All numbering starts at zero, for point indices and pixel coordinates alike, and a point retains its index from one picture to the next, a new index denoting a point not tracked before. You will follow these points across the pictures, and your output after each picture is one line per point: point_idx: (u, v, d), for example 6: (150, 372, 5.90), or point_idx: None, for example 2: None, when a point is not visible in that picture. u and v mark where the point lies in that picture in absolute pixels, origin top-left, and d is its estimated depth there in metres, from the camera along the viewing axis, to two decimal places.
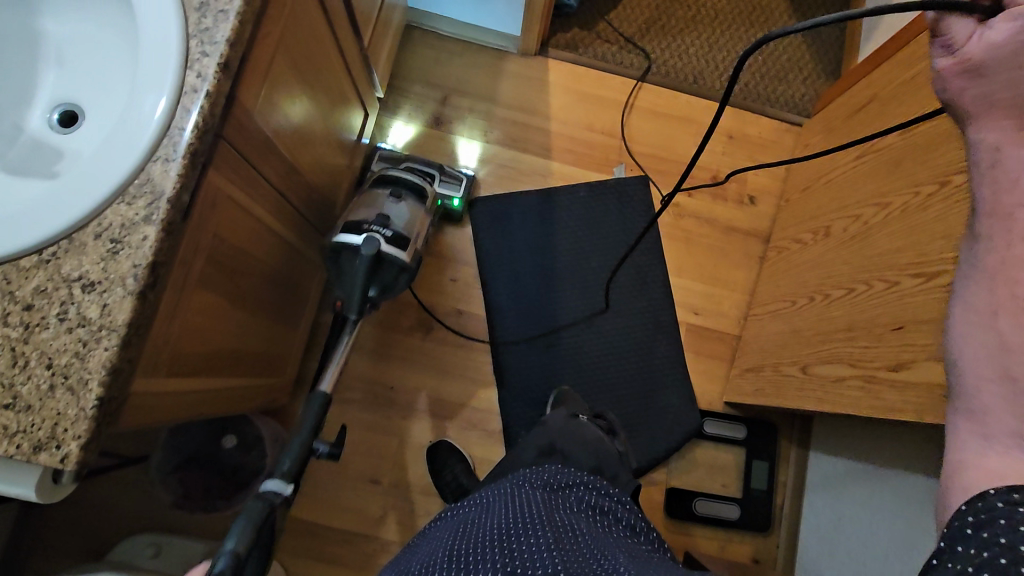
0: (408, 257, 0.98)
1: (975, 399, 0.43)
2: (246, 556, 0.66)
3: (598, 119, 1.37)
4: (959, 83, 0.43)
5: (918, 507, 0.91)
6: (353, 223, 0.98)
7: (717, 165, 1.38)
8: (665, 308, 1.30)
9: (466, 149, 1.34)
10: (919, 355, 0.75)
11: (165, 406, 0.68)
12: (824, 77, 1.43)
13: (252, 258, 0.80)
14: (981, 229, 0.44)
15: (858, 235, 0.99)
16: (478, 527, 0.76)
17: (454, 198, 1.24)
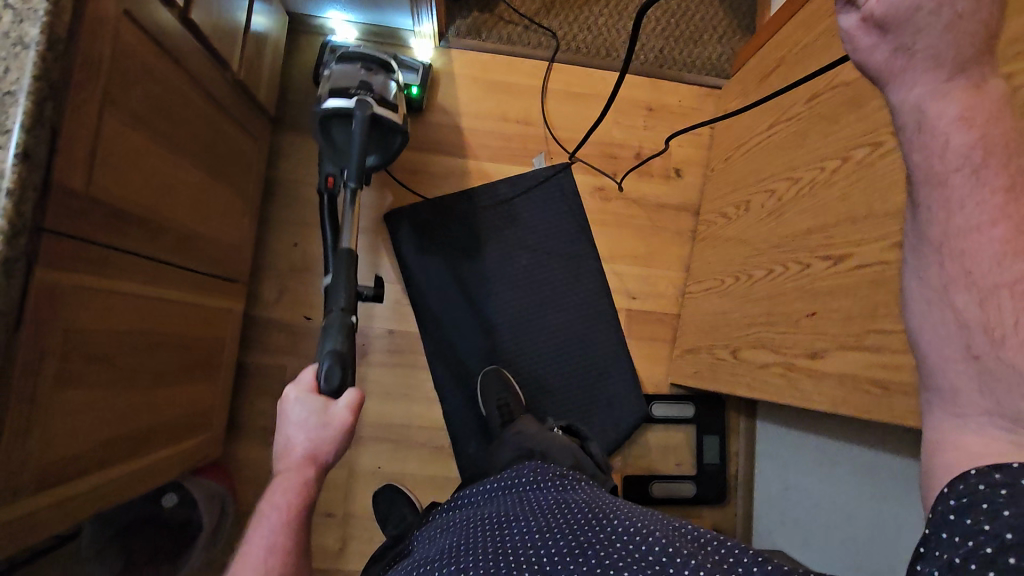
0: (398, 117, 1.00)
1: (944, 379, 0.44)
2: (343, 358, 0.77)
3: (512, 108, 1.31)
4: (870, 46, 0.44)
5: (859, 475, 0.93)
6: (337, 90, 0.97)
7: (639, 141, 1.34)
8: (602, 297, 1.27)
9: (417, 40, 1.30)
10: (832, 344, 0.74)
11: (54, 517, 0.64)
12: (740, 32, 1.37)
13: (136, 330, 0.75)
14: (918, 196, 0.46)
15: (774, 212, 0.97)
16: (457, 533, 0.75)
17: (412, 86, 1.21)
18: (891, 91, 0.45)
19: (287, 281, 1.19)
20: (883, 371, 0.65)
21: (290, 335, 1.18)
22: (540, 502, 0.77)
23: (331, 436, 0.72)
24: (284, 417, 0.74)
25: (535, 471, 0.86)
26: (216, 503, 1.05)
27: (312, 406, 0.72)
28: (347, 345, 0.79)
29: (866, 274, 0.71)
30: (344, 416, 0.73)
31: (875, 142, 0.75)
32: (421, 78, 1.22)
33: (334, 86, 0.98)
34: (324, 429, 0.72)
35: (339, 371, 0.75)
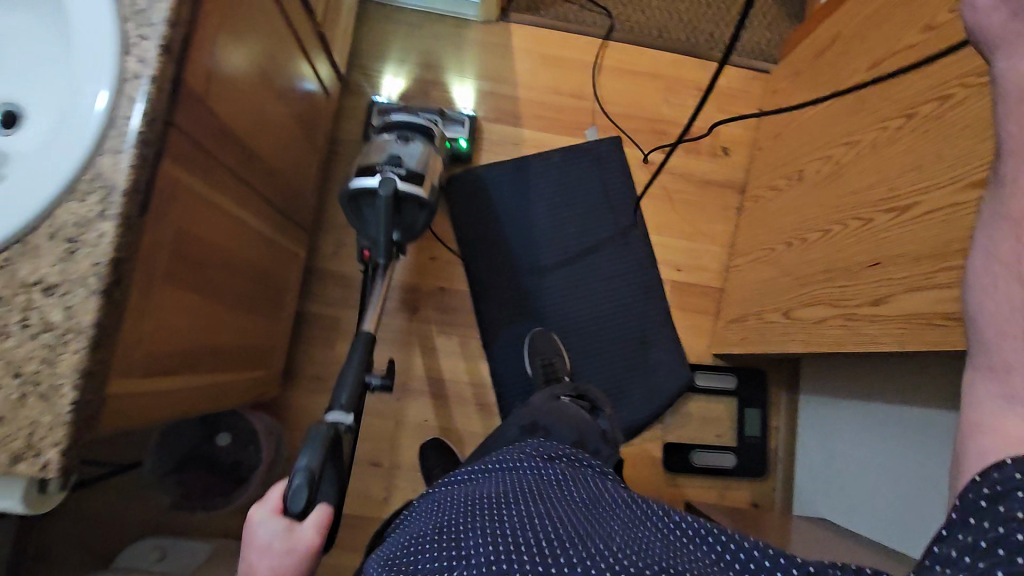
0: (425, 191, 0.98)
1: (997, 353, 0.48)
2: (319, 473, 0.65)
3: (566, 82, 1.35)
4: (988, 9, 0.53)
5: (911, 436, 0.93)
6: (365, 167, 0.98)
7: (688, 119, 1.37)
8: (648, 267, 1.29)
9: (460, 93, 1.32)
10: (898, 287, 0.76)
11: (150, 407, 0.67)
12: (787, 20, 1.41)
13: (223, 250, 0.78)
14: (1004, 167, 0.53)
15: (830, 175, 0.99)
16: (441, 511, 0.63)
17: (461, 139, 1.24)
18: (1000, 61, 0.54)
19: (345, 236, 1.23)
20: (956, 303, 0.67)
21: (344, 288, 1.21)
22: (541, 487, 0.65)
23: (294, 563, 0.60)
24: (245, 543, 0.63)
25: (537, 450, 0.75)
26: (273, 441, 1.07)
27: (277, 527, 0.61)
28: (321, 464, 0.65)
29: (936, 216, 0.73)
30: (312, 538, 0.62)
31: (942, 94, 0.77)
32: (467, 131, 1.25)
33: (364, 161, 0.99)
34: (286, 556, 0.60)
35: (308, 488, 0.63)
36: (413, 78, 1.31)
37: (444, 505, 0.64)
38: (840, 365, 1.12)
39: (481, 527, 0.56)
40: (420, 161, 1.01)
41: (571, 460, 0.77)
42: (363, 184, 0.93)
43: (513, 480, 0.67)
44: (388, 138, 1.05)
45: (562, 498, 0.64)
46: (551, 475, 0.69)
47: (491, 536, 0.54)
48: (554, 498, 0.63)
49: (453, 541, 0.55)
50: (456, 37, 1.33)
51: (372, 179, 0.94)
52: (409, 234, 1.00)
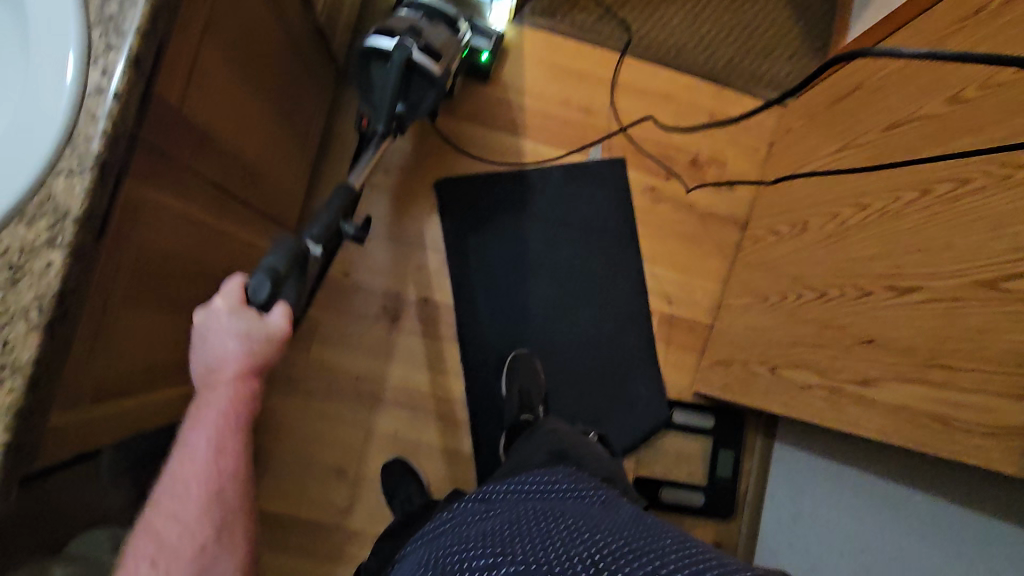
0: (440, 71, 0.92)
1: None
2: (285, 276, 0.66)
3: (574, 95, 1.30)
4: None
5: (883, 507, 0.92)
6: (386, 28, 0.93)
7: (696, 147, 1.33)
8: (639, 296, 1.26)
9: None
10: (887, 372, 0.74)
11: (98, 428, 0.63)
12: (810, 54, 1.35)
13: (192, 261, 0.74)
14: None
15: (834, 235, 0.96)
16: (483, 526, 0.65)
17: (483, 53, 1.18)
18: None
19: None
20: (947, 406, 0.65)
21: (326, 289, 1.18)
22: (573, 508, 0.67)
23: (269, 349, 0.66)
24: (206, 332, 0.65)
25: (576, 484, 0.76)
26: None
27: (246, 318, 0.65)
28: (288, 265, 0.66)
29: (935, 309, 0.70)
30: (282, 328, 0.67)
31: (957, 178, 0.74)
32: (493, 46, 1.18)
33: (384, 25, 0.94)
34: (262, 343, 0.66)
35: (272, 283, 0.64)
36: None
37: (485, 521, 0.66)
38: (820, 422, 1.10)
39: (525, 545, 0.57)
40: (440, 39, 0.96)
41: (612, 495, 0.77)
42: (379, 43, 0.90)
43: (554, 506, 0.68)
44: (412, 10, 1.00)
45: (605, 522, 0.64)
46: (592, 505, 0.70)
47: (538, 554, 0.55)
48: (596, 522, 0.63)
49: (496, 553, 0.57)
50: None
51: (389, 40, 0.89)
52: (412, 111, 0.98)
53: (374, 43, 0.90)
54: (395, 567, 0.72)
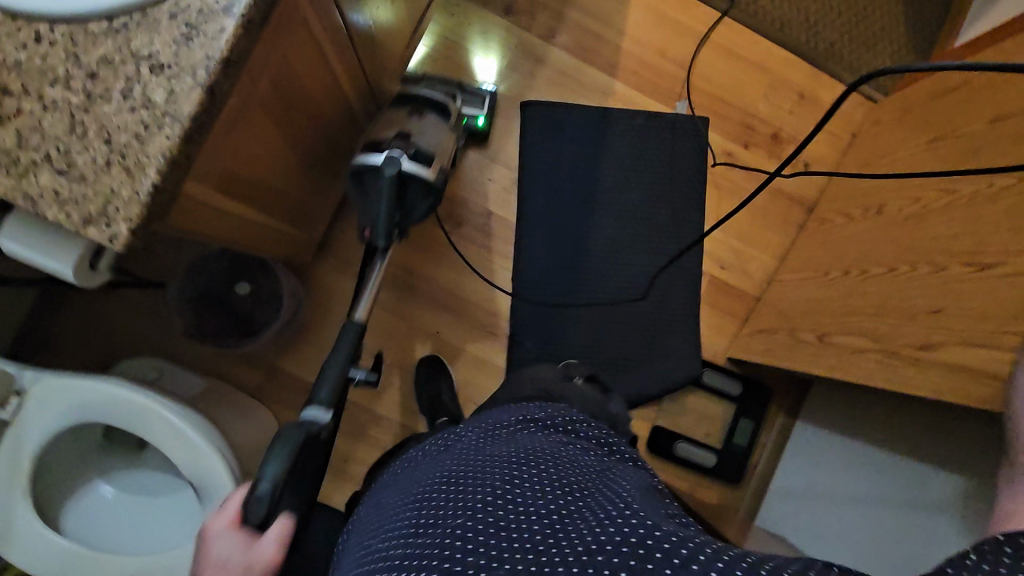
0: (432, 174, 0.85)
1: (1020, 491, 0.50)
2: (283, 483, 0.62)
3: (672, 46, 1.30)
4: None
5: (901, 484, 0.93)
6: (372, 143, 0.87)
7: (780, 123, 1.33)
8: (694, 254, 1.28)
9: (484, 65, 1.25)
10: (951, 339, 0.76)
11: (205, 221, 0.66)
12: (915, 55, 1.32)
13: (307, 95, 0.75)
14: None
15: (913, 217, 0.97)
16: (448, 468, 0.56)
17: (479, 116, 1.18)
18: None
19: None
20: (1010, 368, 0.67)
21: None
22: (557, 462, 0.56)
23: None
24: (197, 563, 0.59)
25: (552, 423, 0.67)
26: (293, 303, 1.09)
27: (235, 543, 0.59)
28: (288, 469, 0.63)
29: (1016, 282, 0.71)
30: (271, 554, 0.58)
31: None
32: (486, 108, 1.19)
33: (371, 137, 0.88)
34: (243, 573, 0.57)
35: (270, 497, 0.60)
36: (437, 40, 1.24)
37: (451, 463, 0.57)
38: (850, 399, 1.11)
39: (501, 493, 0.50)
40: (429, 136, 0.90)
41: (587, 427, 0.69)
42: (369, 159, 0.83)
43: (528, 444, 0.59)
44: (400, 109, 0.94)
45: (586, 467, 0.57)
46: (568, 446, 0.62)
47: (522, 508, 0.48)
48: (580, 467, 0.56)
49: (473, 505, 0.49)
50: (489, 21, 1.26)
51: (377, 156, 0.83)
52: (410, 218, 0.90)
53: (363, 163, 0.83)
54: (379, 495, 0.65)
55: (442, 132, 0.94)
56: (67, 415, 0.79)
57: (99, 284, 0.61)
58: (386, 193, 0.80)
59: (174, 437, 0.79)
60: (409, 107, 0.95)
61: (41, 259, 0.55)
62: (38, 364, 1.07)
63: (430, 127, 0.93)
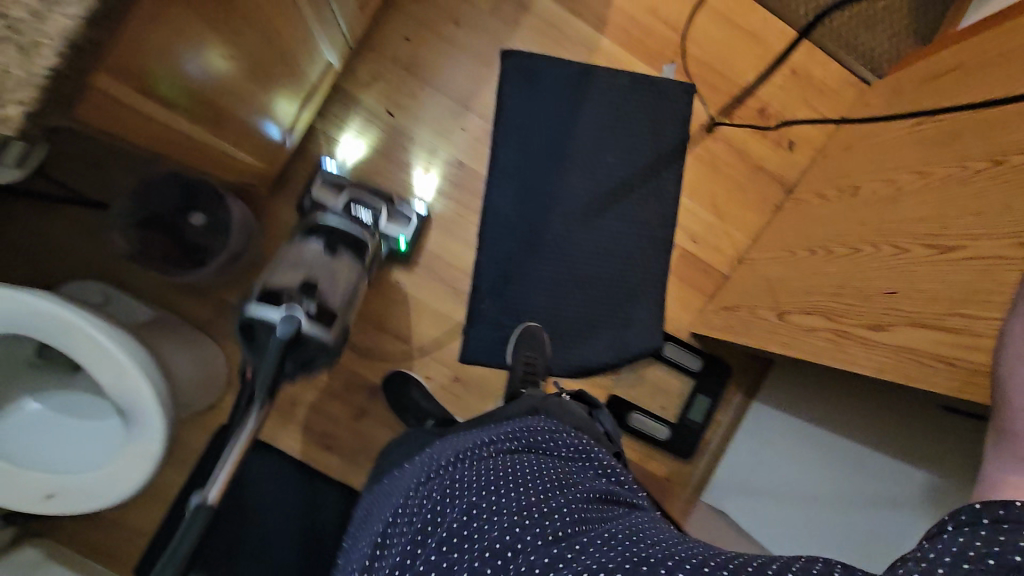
0: (331, 336, 0.86)
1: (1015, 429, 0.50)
2: None
3: (664, 6, 1.25)
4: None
5: (842, 467, 0.92)
6: (272, 292, 0.88)
7: (768, 97, 1.29)
8: (666, 225, 1.25)
9: (421, 176, 1.19)
10: (902, 319, 0.74)
11: (142, 117, 0.66)
12: (914, 39, 1.28)
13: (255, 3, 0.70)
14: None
15: (885, 199, 0.94)
16: (442, 507, 0.62)
17: (400, 237, 1.12)
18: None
19: (384, 68, 1.17)
20: (954, 349, 0.65)
21: (366, 122, 1.17)
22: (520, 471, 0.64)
23: None
24: None
25: (529, 432, 0.71)
26: (243, 236, 1.05)
27: None
28: None
29: (974, 264, 0.69)
30: None
31: None
32: (411, 232, 1.13)
33: (273, 285, 0.89)
34: None
35: None
36: (376, 145, 1.17)
37: (459, 483, 0.64)
38: (813, 381, 1.07)
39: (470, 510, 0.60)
40: (337, 289, 0.94)
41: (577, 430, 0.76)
42: (265, 313, 0.83)
43: (530, 466, 0.65)
44: (313, 245, 0.98)
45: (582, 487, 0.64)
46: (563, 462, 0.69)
47: (532, 539, 0.56)
48: (576, 489, 0.64)
49: (491, 540, 0.57)
50: (435, 127, 1.18)
51: (275, 312, 0.83)
52: (303, 371, 0.86)
53: (258, 318, 0.82)
54: (383, 495, 0.76)
55: (350, 278, 0.98)
56: None
57: (9, 180, 0.58)
58: (275, 347, 0.75)
59: (100, 354, 0.76)
60: (323, 239, 1.00)
61: None
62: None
63: (337, 275, 0.96)
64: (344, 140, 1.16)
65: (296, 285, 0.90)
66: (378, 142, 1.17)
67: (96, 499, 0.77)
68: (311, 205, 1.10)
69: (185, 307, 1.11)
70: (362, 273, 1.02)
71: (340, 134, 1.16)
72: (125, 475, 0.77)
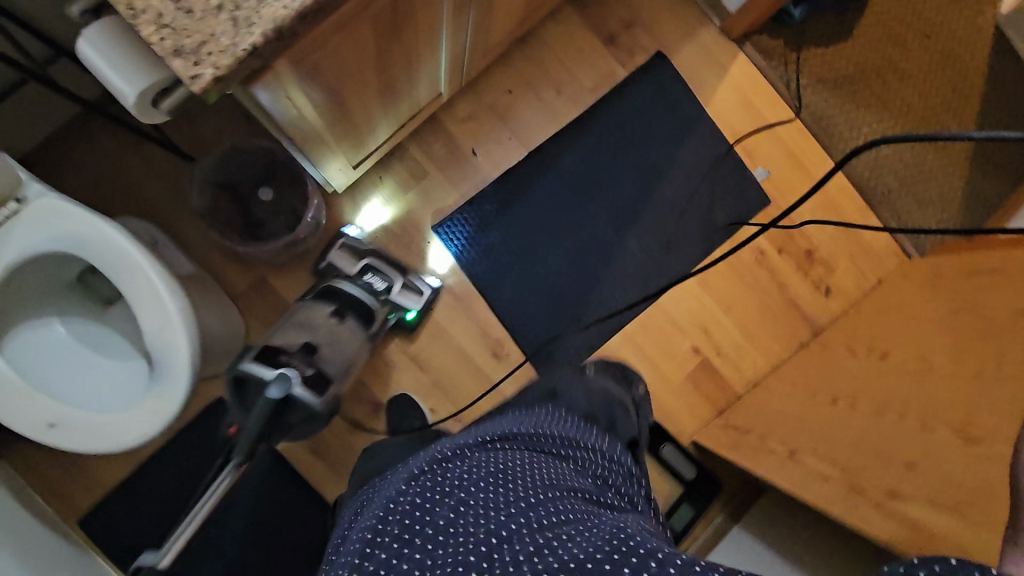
0: (320, 402, 0.85)
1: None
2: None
3: (747, 134, 1.32)
4: None
5: None
6: (268, 352, 0.88)
7: (818, 243, 1.35)
8: (695, 331, 1.29)
9: (436, 249, 1.20)
10: (921, 498, 0.76)
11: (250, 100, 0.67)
12: (958, 229, 1.36)
13: (415, 16, 0.71)
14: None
15: (916, 374, 0.97)
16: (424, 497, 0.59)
17: (410, 310, 1.13)
18: None
19: (480, 111, 1.23)
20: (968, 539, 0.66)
21: (449, 154, 1.21)
22: (513, 474, 0.61)
23: None
24: None
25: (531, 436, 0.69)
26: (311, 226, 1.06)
27: None
28: None
29: (998, 464, 0.71)
30: None
31: None
32: (422, 304, 1.14)
33: (273, 343, 0.91)
34: None
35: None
36: (400, 216, 1.19)
37: (447, 481, 0.61)
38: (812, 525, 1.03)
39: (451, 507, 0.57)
40: (336, 354, 0.95)
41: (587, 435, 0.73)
42: (256, 373, 0.83)
43: (522, 469, 0.62)
44: (321, 308, 0.99)
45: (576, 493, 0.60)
46: (563, 463, 0.66)
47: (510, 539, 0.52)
48: (568, 491, 0.60)
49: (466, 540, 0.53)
50: (471, 216, 1.21)
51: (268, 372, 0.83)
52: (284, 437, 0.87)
53: (252, 373, 0.83)
54: (374, 486, 0.72)
55: (351, 345, 0.98)
56: (55, 241, 0.76)
57: (159, 120, 0.62)
58: (256, 414, 0.76)
59: (152, 301, 0.76)
60: (334, 303, 1.01)
61: (108, 73, 0.55)
62: (50, 180, 1.06)
63: (339, 341, 0.97)
64: (367, 206, 1.18)
65: (296, 347, 0.92)
66: (407, 212, 1.20)
67: (96, 443, 0.75)
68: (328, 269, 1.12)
69: (227, 274, 1.12)
70: (365, 339, 1.03)
71: (366, 199, 1.19)
72: (133, 428, 0.76)
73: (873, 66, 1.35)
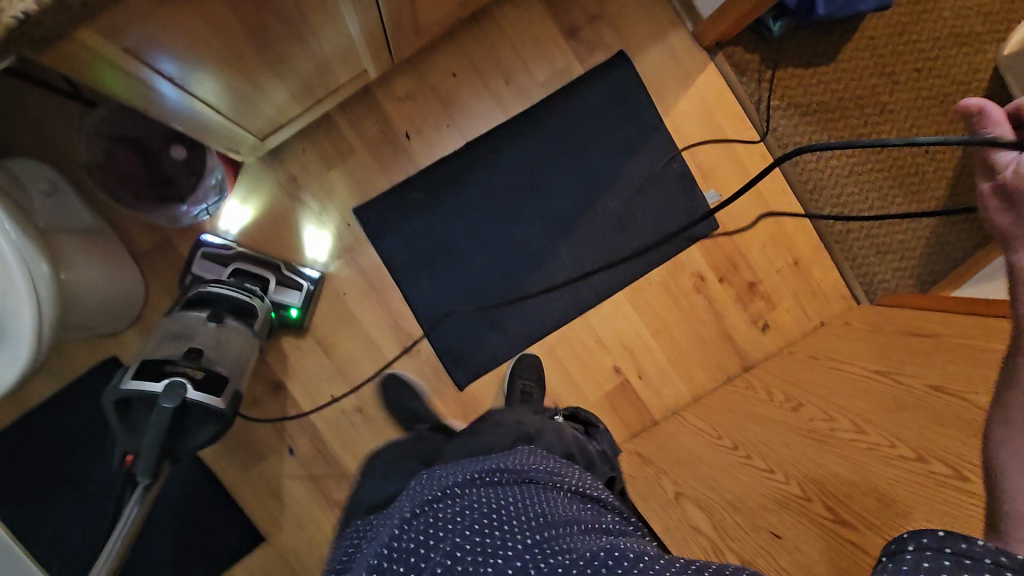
0: (222, 402, 0.86)
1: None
2: None
3: (704, 151, 1.25)
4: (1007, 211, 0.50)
5: None
6: (151, 366, 0.86)
7: (763, 276, 1.29)
8: (618, 351, 1.25)
9: (313, 236, 1.14)
10: None
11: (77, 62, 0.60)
12: (913, 280, 1.30)
13: None
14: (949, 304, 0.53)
15: (815, 434, 0.93)
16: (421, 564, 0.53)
17: (293, 308, 1.09)
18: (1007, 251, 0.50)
19: (420, 92, 1.15)
20: None
21: (381, 134, 1.15)
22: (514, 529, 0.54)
23: None
24: None
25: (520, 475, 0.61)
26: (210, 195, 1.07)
27: None
28: None
29: None
30: None
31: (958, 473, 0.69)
32: (304, 301, 1.10)
33: (152, 357, 0.88)
34: None
35: None
36: (266, 208, 1.12)
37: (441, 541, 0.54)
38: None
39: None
40: (221, 357, 0.93)
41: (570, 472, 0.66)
42: (142, 389, 0.82)
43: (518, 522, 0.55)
44: (195, 314, 0.95)
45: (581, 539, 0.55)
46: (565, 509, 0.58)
47: None
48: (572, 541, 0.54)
49: None
50: (396, 203, 1.16)
51: (157, 385, 0.82)
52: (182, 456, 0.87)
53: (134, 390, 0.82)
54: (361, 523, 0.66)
55: (237, 344, 0.96)
56: None
57: None
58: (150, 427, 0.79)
59: None
60: (211, 308, 0.98)
61: None
62: None
63: (222, 342, 0.95)
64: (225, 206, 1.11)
65: (180, 355, 0.89)
66: (273, 201, 1.13)
67: None
68: (194, 281, 1.06)
69: (130, 231, 1.08)
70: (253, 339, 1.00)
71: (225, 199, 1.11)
72: None
73: (851, 96, 1.26)
